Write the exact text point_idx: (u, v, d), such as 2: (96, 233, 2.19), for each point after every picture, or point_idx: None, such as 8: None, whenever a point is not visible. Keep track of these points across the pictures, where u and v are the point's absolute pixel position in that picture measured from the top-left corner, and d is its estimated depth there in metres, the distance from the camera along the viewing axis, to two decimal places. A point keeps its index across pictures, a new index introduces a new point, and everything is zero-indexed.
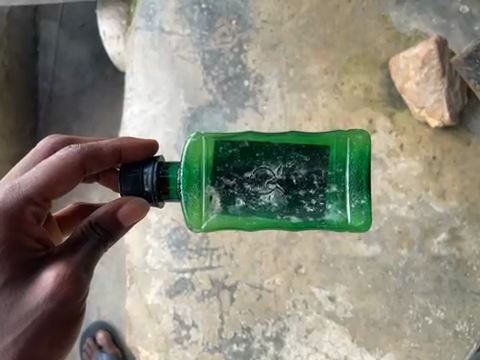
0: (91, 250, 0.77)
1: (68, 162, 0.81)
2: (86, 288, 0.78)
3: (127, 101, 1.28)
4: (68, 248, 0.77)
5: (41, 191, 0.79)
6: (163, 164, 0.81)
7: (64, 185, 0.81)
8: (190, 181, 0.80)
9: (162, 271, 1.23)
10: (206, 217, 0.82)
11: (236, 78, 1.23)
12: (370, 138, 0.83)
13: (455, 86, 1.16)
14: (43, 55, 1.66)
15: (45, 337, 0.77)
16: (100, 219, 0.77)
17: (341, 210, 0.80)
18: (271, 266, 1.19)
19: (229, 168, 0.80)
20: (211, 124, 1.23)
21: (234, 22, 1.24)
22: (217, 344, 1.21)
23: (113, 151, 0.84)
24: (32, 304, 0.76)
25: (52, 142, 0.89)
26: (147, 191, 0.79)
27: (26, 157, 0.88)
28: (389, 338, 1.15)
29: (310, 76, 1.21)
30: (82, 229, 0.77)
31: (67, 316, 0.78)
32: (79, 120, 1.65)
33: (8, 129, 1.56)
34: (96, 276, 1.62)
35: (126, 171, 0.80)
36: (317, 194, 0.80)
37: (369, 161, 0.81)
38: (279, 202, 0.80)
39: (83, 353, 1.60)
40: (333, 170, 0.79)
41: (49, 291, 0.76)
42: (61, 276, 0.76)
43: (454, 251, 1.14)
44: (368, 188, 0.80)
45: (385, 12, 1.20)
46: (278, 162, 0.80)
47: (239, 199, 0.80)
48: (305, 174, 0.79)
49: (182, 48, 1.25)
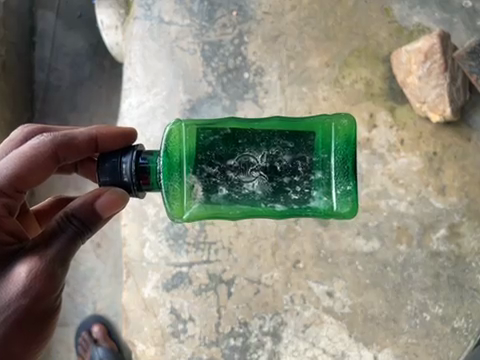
0: (67, 243, 0.75)
1: (41, 152, 0.80)
2: (62, 281, 0.77)
3: (124, 92, 1.26)
4: (43, 241, 0.76)
5: (13, 181, 0.78)
6: (142, 153, 0.79)
7: (37, 175, 0.80)
8: (171, 170, 0.78)
9: (159, 264, 1.22)
10: (188, 206, 0.80)
11: (236, 70, 1.22)
12: (355, 122, 0.81)
13: (457, 82, 1.15)
14: (39, 45, 1.63)
15: (20, 333, 0.77)
16: (77, 211, 0.76)
17: (326, 197, 0.79)
18: (269, 261, 1.19)
19: (210, 156, 0.78)
20: (210, 115, 1.21)
21: (235, 13, 1.23)
22: (214, 338, 1.20)
23: (89, 139, 0.82)
24: (5, 299, 0.75)
25: (27, 130, 0.88)
26: (126, 181, 0.77)
27: (1, 145, 0.88)
28: (387, 334, 1.15)
29: (311, 69, 1.20)
30: (58, 220, 0.76)
31: (42, 310, 0.77)
32: (76, 111, 1.63)
33: (6, 120, 1.51)
34: (92, 269, 1.60)
35: (102, 161, 0.78)
36: (302, 181, 0.78)
37: (354, 147, 0.80)
38: (263, 189, 0.79)
39: (78, 348, 1.59)
40: (318, 156, 0.78)
41: (23, 285, 0.75)
42: (34, 271, 0.75)
43: (452, 247, 1.14)
44: (354, 173, 0.79)
45: (388, 5, 1.19)
46: (261, 149, 0.78)
47: (221, 188, 0.79)
48: (289, 161, 0.78)
49: (181, 39, 1.23)
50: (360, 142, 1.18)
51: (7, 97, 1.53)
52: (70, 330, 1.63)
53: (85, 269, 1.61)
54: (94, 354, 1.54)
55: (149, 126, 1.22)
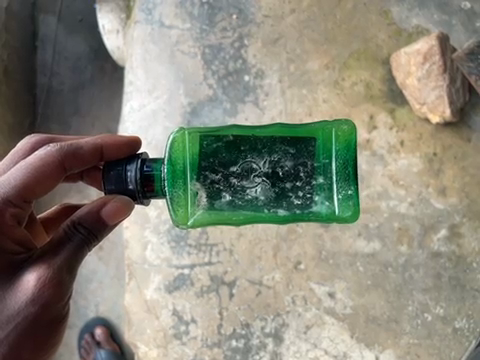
0: (74, 251, 0.76)
1: (48, 162, 0.80)
2: (71, 288, 0.78)
3: (126, 96, 1.27)
4: (51, 249, 0.77)
5: (21, 192, 0.78)
6: (147, 161, 0.79)
7: (44, 185, 0.80)
8: (175, 177, 0.79)
9: (160, 266, 1.23)
10: (192, 213, 0.81)
11: (236, 73, 1.23)
12: (355, 126, 0.81)
13: (456, 83, 1.15)
14: (41, 50, 1.65)
15: (28, 339, 0.78)
16: (84, 219, 0.76)
17: (328, 202, 0.80)
18: (270, 263, 1.19)
19: (213, 162, 0.79)
20: (211, 118, 1.22)
21: (235, 16, 1.24)
22: (216, 340, 1.20)
23: (94, 149, 0.83)
24: (15, 306, 0.76)
25: (34, 140, 0.89)
26: (131, 189, 0.78)
27: (7, 156, 0.88)
28: (389, 334, 1.15)
29: (310, 72, 1.21)
30: (65, 228, 0.77)
31: (51, 317, 0.78)
32: (78, 114, 1.64)
33: (8, 125, 1.53)
34: (94, 272, 1.61)
35: (108, 169, 0.79)
36: (304, 186, 0.79)
37: (355, 152, 0.80)
38: (266, 195, 0.79)
39: (81, 350, 1.61)
40: (320, 161, 0.79)
41: (32, 293, 0.76)
42: (43, 279, 0.75)
43: (453, 248, 1.14)
44: (355, 177, 0.80)
45: (387, 8, 1.20)
46: (263, 155, 0.79)
47: (225, 194, 0.79)
48: (291, 166, 0.79)
49: (181, 42, 1.24)
50: (360, 144, 1.18)
51: (9, 101, 1.54)
52: (74, 334, 1.64)
53: (88, 271, 1.61)
54: (97, 356, 1.56)
55: (150, 128, 1.23)
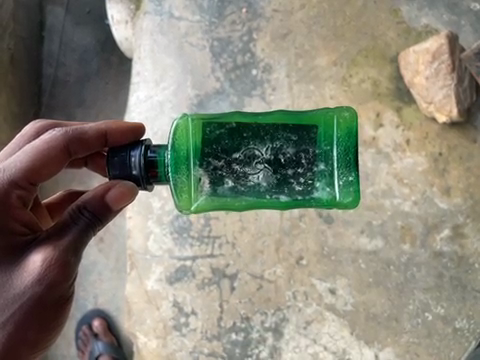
0: (79, 234, 0.76)
1: (53, 145, 0.80)
2: (76, 270, 0.77)
3: (133, 87, 1.27)
4: (56, 232, 0.76)
5: (27, 174, 0.78)
6: (151, 147, 0.79)
7: (49, 168, 0.80)
8: (179, 164, 0.79)
9: (163, 257, 1.23)
10: (195, 198, 0.81)
11: (244, 67, 1.23)
12: (357, 114, 0.82)
13: (464, 83, 1.15)
14: (48, 40, 1.65)
15: (35, 320, 0.77)
16: (88, 203, 0.76)
17: (329, 188, 0.80)
18: (272, 256, 1.19)
19: (216, 149, 0.79)
20: (218, 112, 1.22)
21: (245, 10, 1.24)
22: (216, 333, 1.20)
23: (98, 134, 0.82)
24: (19, 288, 0.76)
25: (39, 126, 0.89)
26: (135, 174, 0.78)
27: (12, 141, 0.88)
28: (389, 332, 1.15)
29: (318, 67, 1.21)
30: (70, 212, 0.76)
31: (56, 299, 0.77)
32: (83, 106, 1.65)
33: (12, 112, 1.52)
34: (94, 263, 1.61)
35: (112, 155, 0.78)
36: (305, 172, 0.79)
37: (356, 139, 0.80)
38: (268, 181, 0.79)
39: (78, 341, 1.61)
40: (321, 148, 0.79)
41: (37, 274, 0.75)
42: (49, 259, 0.75)
43: (456, 248, 1.14)
44: (356, 164, 0.79)
45: (397, 6, 1.20)
46: (266, 142, 0.79)
47: (228, 180, 0.79)
48: (293, 153, 0.78)
49: (190, 35, 1.25)
50: (366, 140, 1.18)
51: (13, 89, 1.53)
52: (73, 324, 1.64)
53: (87, 262, 1.62)
54: (94, 347, 1.56)
55: (156, 120, 1.23)
